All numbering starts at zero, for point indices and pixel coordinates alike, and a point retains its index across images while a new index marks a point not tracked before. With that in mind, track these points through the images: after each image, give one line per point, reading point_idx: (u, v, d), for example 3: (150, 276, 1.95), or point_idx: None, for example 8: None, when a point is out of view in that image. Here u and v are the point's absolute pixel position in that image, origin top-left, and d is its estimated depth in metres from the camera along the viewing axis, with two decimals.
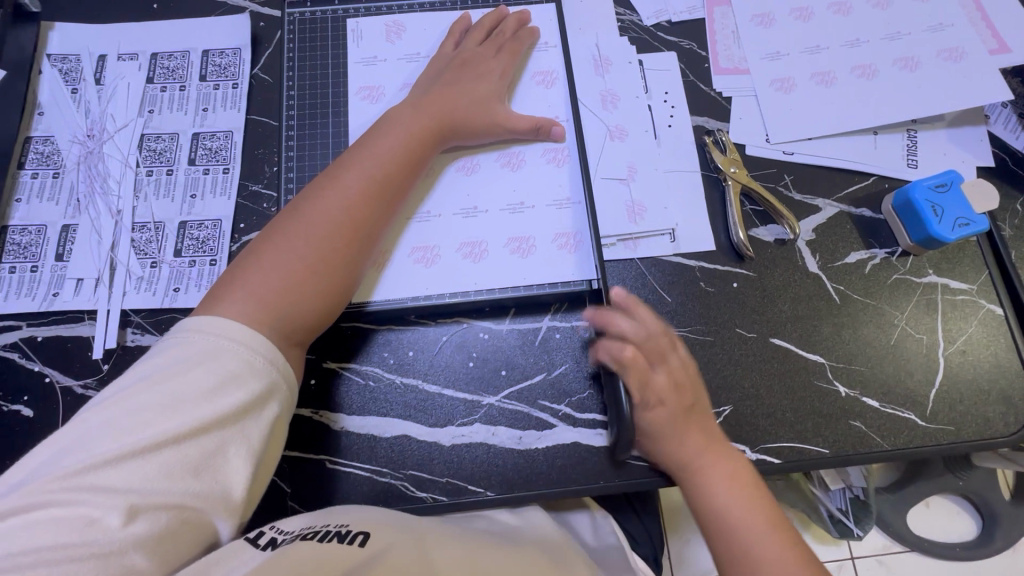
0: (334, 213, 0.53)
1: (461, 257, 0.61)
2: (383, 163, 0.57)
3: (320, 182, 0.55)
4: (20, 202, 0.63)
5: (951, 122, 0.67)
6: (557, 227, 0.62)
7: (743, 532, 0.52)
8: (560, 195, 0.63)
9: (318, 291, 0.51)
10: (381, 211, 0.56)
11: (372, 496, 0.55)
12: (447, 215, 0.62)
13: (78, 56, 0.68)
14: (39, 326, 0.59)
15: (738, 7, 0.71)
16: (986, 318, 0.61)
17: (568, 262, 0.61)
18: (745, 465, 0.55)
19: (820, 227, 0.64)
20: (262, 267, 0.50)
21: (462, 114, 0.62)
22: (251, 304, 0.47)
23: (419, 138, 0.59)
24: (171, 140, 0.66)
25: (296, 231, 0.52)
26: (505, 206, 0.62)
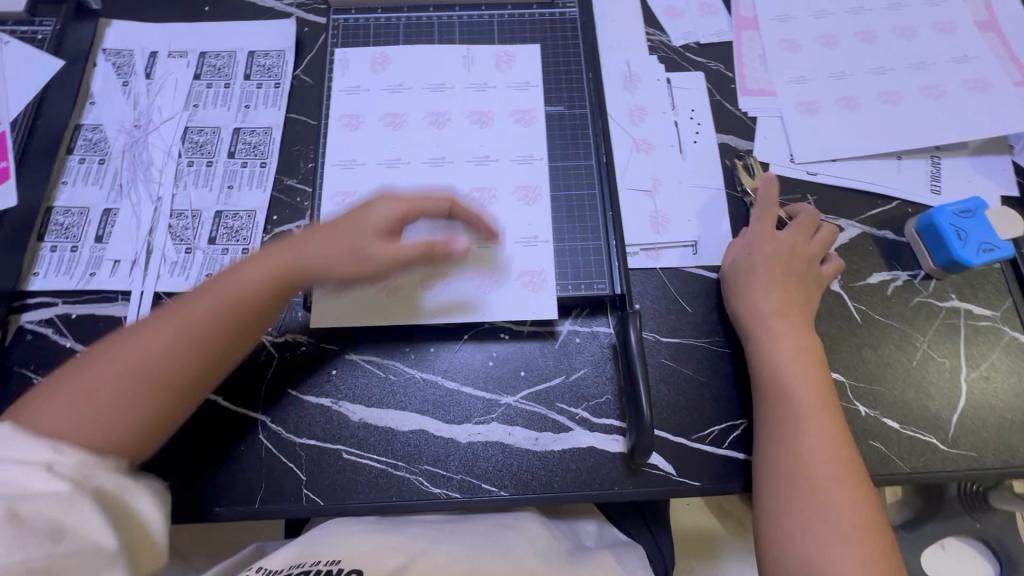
0: (144, 377, 0.48)
1: (421, 289, 0.60)
2: (206, 342, 0.50)
3: (152, 321, 0.51)
4: (65, 185, 0.66)
5: (976, 150, 0.68)
6: (525, 264, 0.61)
7: (802, 427, 0.51)
8: (528, 232, 0.62)
9: (116, 429, 0.47)
10: (205, 385, 0.51)
11: (385, 489, 0.55)
12: (414, 246, 0.62)
13: (132, 52, 0.72)
14: (74, 304, 0.61)
15: (766, 32, 0.73)
16: (1010, 346, 0.60)
17: (530, 302, 0.60)
18: (816, 358, 0.55)
19: (843, 247, 0.64)
20: (63, 400, 0.46)
21: (325, 274, 0.55)
22: (75, 404, 0.46)
23: (267, 299, 0.53)
24: (213, 134, 0.68)
25: (94, 385, 0.47)
26: (472, 240, 0.62)
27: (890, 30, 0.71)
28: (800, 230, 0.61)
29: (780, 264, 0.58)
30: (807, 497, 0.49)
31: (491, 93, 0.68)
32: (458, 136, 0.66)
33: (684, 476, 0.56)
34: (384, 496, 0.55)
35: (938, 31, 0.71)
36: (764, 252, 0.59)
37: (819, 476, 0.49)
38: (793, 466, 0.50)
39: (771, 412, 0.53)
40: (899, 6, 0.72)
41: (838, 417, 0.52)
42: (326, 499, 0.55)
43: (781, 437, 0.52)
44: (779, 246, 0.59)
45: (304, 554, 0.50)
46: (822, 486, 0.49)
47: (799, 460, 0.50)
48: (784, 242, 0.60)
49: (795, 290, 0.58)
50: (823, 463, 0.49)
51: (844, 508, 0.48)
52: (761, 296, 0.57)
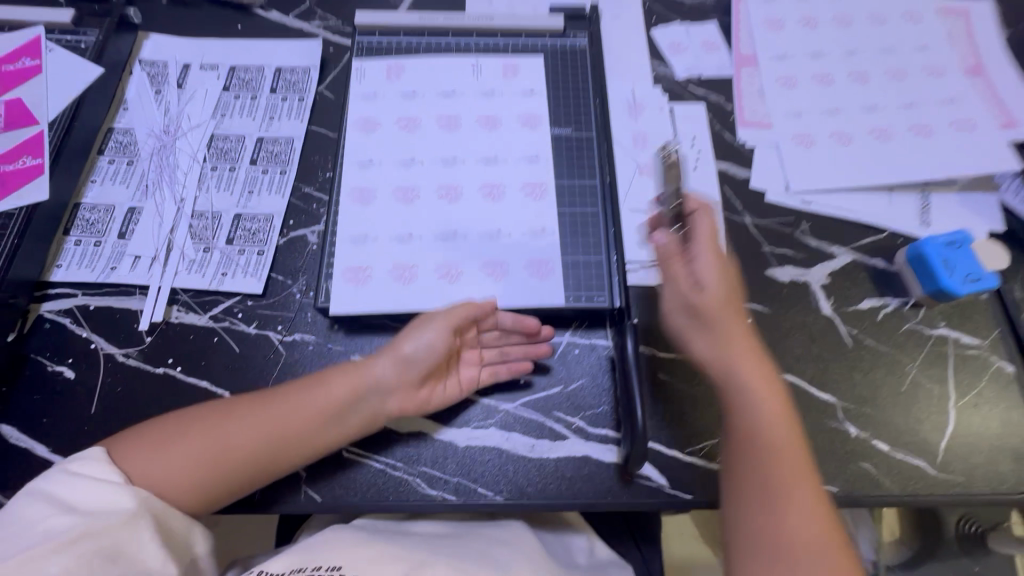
0: (229, 453, 0.51)
1: (436, 277, 0.63)
2: (286, 435, 0.53)
3: (247, 401, 0.55)
4: (94, 183, 0.69)
5: (964, 187, 0.71)
6: (532, 255, 0.64)
7: (781, 490, 0.48)
8: (536, 225, 0.66)
9: (195, 487, 0.51)
10: (277, 464, 0.53)
11: (382, 489, 0.56)
12: (428, 240, 0.65)
13: (166, 63, 0.76)
14: (93, 296, 0.63)
15: (764, 69, 0.77)
16: (997, 375, 0.62)
17: (540, 288, 0.63)
18: (789, 411, 0.52)
19: (835, 273, 0.67)
20: (155, 448, 0.51)
21: (387, 393, 0.56)
22: (185, 470, 0.51)
23: (327, 421, 0.54)
24: (237, 141, 0.72)
25: (187, 448, 0.51)
26: (483, 233, 0.65)
27: (882, 72, 0.75)
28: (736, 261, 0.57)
29: (732, 302, 0.54)
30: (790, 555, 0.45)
31: (499, 98, 0.72)
32: (468, 138, 0.70)
33: (677, 488, 0.57)
34: (382, 496, 0.56)
35: (927, 75, 0.75)
36: (722, 289, 0.54)
37: (802, 545, 0.45)
38: (772, 534, 0.46)
39: (744, 475, 0.49)
40: (891, 50, 0.76)
41: (816, 476, 0.49)
42: (324, 496, 0.56)
43: (759, 501, 0.48)
44: (733, 281, 0.55)
45: (299, 562, 0.48)
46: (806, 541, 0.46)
47: (779, 528, 0.46)
48: (733, 276, 0.56)
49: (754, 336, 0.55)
50: (804, 530, 0.46)
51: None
52: (722, 344, 0.53)
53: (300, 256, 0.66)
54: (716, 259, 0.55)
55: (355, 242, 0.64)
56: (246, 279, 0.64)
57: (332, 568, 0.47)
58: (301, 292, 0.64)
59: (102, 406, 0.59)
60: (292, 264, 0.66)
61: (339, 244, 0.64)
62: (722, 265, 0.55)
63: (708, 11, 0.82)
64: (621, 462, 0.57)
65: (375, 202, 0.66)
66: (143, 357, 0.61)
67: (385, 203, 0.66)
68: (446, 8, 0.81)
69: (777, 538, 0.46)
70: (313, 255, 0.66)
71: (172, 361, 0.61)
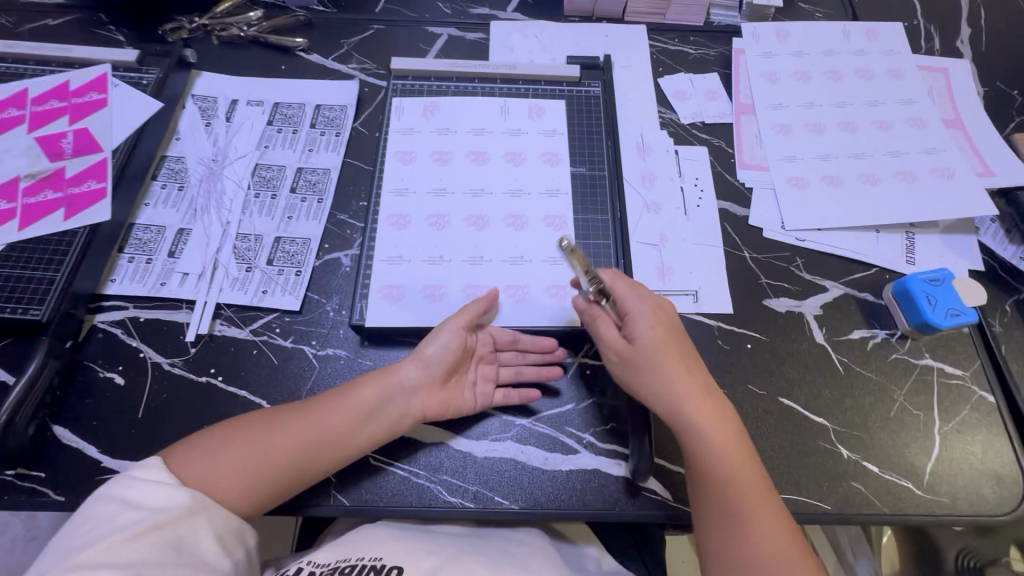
0: (276, 455, 0.56)
1: (463, 295, 0.69)
2: (325, 434, 0.57)
3: (288, 408, 0.59)
4: (147, 206, 0.75)
5: (946, 229, 0.77)
6: (552, 280, 0.70)
7: (746, 520, 0.53)
8: (556, 253, 0.72)
9: (245, 488, 0.54)
10: (319, 462, 0.57)
11: (406, 496, 0.60)
12: (457, 262, 0.71)
13: (216, 99, 0.84)
14: (144, 309, 0.69)
15: (762, 117, 0.84)
16: (979, 403, 0.67)
17: (559, 309, 0.69)
18: (739, 443, 0.57)
19: (827, 305, 0.72)
20: (207, 453, 0.55)
21: (415, 392, 0.61)
22: (231, 473, 0.54)
23: (361, 420, 0.59)
24: (279, 171, 0.79)
25: (237, 451, 0.55)
26: (507, 257, 0.71)
27: (869, 122, 0.82)
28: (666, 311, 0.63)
29: (670, 350, 0.60)
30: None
31: (523, 137, 0.79)
32: (495, 172, 0.77)
33: (680, 502, 0.61)
34: (405, 502, 0.60)
35: (911, 126, 0.82)
36: (656, 341, 0.60)
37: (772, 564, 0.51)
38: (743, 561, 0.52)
39: (711, 511, 0.55)
40: (878, 103, 0.84)
41: (772, 495, 0.55)
42: (352, 501, 0.60)
43: (727, 532, 0.54)
44: (666, 330, 0.61)
45: (344, 554, 0.56)
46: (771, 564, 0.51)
47: (744, 558, 0.52)
48: (666, 325, 0.61)
49: (697, 372, 0.60)
50: (773, 549, 0.52)
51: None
52: (668, 391, 0.58)
53: (334, 277, 0.72)
54: (642, 317, 0.61)
55: (390, 261, 0.70)
56: (285, 297, 0.70)
57: (374, 558, 0.55)
58: (334, 310, 0.70)
59: (148, 410, 0.63)
60: (326, 284, 0.71)
61: (375, 263, 0.70)
62: (653, 321, 0.61)
63: (710, 63, 0.90)
64: (628, 475, 0.61)
65: (410, 225, 0.73)
66: (187, 367, 0.66)
67: (418, 227, 0.73)
68: (472, 55, 0.89)
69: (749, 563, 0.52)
70: (346, 277, 0.72)
71: (214, 371, 0.66)
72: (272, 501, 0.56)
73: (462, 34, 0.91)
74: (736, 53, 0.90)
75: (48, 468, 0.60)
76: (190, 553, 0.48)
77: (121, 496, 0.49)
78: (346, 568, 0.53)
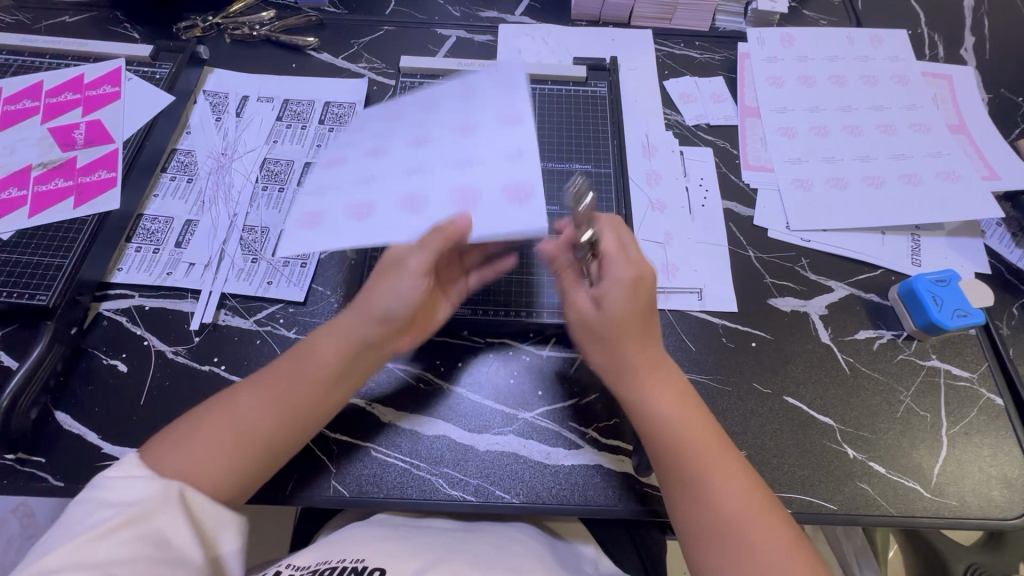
0: (254, 433, 0.53)
1: (399, 211, 0.55)
2: (295, 404, 0.55)
3: (244, 386, 0.56)
4: (156, 197, 0.76)
5: (951, 232, 0.77)
6: (514, 179, 0.57)
7: (711, 477, 0.53)
8: (514, 148, 0.59)
9: (230, 470, 0.52)
10: (301, 428, 0.55)
11: (405, 488, 0.60)
12: (391, 178, 0.57)
13: (227, 94, 0.85)
14: (149, 297, 0.69)
15: (767, 120, 0.85)
16: (987, 406, 0.66)
17: (517, 212, 0.55)
18: (688, 403, 0.57)
19: (832, 305, 0.72)
20: (176, 446, 0.51)
21: (377, 350, 0.58)
22: (208, 458, 0.51)
23: (328, 384, 0.56)
24: (287, 165, 0.79)
25: (203, 442, 0.51)
26: (451, 164, 0.58)
27: (874, 127, 0.83)
28: (646, 270, 0.57)
29: (642, 326, 0.56)
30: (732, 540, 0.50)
31: None
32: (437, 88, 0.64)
33: None
34: (405, 493, 0.59)
35: (915, 130, 0.82)
36: (623, 310, 0.55)
37: (744, 517, 0.51)
38: (712, 516, 0.51)
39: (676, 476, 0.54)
40: (883, 108, 0.84)
41: (730, 450, 0.55)
42: (350, 491, 0.59)
43: (694, 494, 0.53)
44: (641, 294, 0.56)
45: (327, 555, 0.54)
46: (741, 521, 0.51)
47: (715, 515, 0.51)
48: (647, 294, 0.56)
49: (654, 344, 0.58)
50: (740, 508, 0.51)
51: (777, 541, 0.50)
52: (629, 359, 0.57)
53: (339, 269, 0.72)
54: (619, 281, 0.55)
55: (312, 194, 0.57)
56: (290, 288, 0.70)
57: (356, 560, 0.52)
58: (339, 302, 0.70)
59: (150, 398, 0.63)
60: (331, 277, 0.72)
61: (297, 199, 0.57)
62: (633, 287, 0.55)
63: (715, 67, 0.91)
64: (632, 471, 0.61)
65: (340, 157, 0.60)
66: (191, 355, 0.66)
67: (352, 153, 0.60)
68: (481, 56, 0.91)
69: (719, 518, 0.51)
70: (351, 269, 0.72)
71: (217, 360, 0.66)
72: (256, 484, 0.54)
73: (470, 36, 0.93)
74: (741, 57, 0.91)
75: (48, 454, 0.60)
76: (171, 549, 0.45)
77: (102, 491, 0.46)
78: (327, 569, 0.51)
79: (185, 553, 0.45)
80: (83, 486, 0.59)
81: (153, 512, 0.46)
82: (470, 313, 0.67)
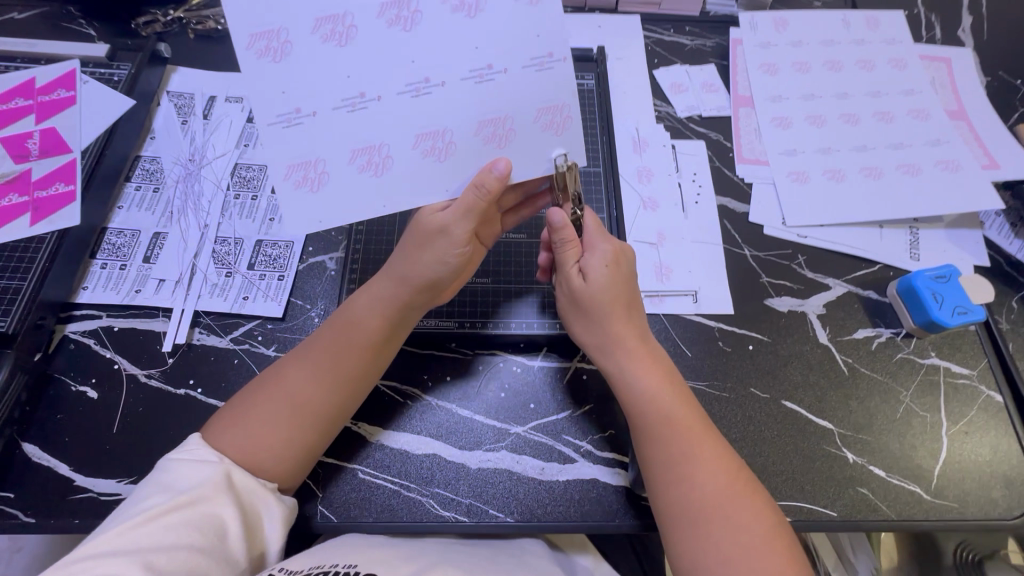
0: (314, 403, 0.54)
1: (418, 155, 0.54)
2: (346, 372, 0.55)
3: (290, 356, 0.56)
4: (121, 209, 0.72)
5: (950, 223, 0.75)
6: (543, 99, 0.54)
7: (693, 454, 0.52)
8: (541, 49, 0.52)
9: (298, 440, 0.53)
10: (359, 390, 0.56)
11: (395, 510, 0.57)
12: (390, 96, 0.52)
13: (193, 95, 0.80)
14: (118, 318, 0.66)
15: (761, 109, 0.81)
16: (987, 404, 0.65)
17: (553, 146, 0.55)
18: (673, 385, 0.56)
19: (830, 303, 0.70)
20: (242, 424, 0.52)
21: (420, 307, 0.58)
22: (277, 431, 0.52)
23: (376, 348, 0.56)
24: (260, 170, 0.75)
25: (265, 415, 0.52)
26: (467, 72, 0.52)
27: (871, 114, 0.80)
28: (622, 256, 0.59)
29: (619, 300, 0.57)
30: (704, 524, 0.49)
31: None
32: None
33: None
34: (396, 517, 0.57)
35: (913, 118, 0.79)
36: (602, 283, 0.57)
37: (720, 502, 0.49)
38: (687, 501, 0.50)
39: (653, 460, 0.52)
40: (879, 94, 0.81)
41: (716, 436, 0.54)
42: (338, 517, 0.57)
43: (676, 473, 0.51)
44: (619, 269, 0.58)
45: (319, 560, 0.49)
46: (719, 507, 0.49)
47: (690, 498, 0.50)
48: (623, 270, 0.59)
49: (635, 317, 0.58)
50: (717, 492, 0.50)
51: (757, 528, 0.48)
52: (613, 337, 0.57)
53: (318, 281, 0.69)
54: (603, 261, 0.57)
55: (286, 123, 0.51)
56: (267, 304, 0.67)
57: (348, 565, 0.48)
58: (319, 316, 0.67)
59: (123, 425, 0.60)
60: (310, 289, 0.68)
61: (260, 130, 0.51)
62: (611, 260, 0.58)
63: (707, 54, 0.87)
64: (628, 485, 0.59)
65: (293, 51, 0.50)
66: (165, 378, 0.63)
67: (307, 46, 0.50)
68: None
69: (694, 502, 0.50)
70: (331, 281, 0.69)
71: (193, 383, 0.63)
72: (321, 450, 0.55)
73: None
74: (733, 43, 0.87)
75: (17, 488, 0.57)
76: (215, 536, 0.45)
77: (157, 480, 0.47)
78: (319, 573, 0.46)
79: (227, 545, 0.45)
80: (55, 522, 0.56)
81: (201, 499, 0.46)
82: (457, 327, 0.66)
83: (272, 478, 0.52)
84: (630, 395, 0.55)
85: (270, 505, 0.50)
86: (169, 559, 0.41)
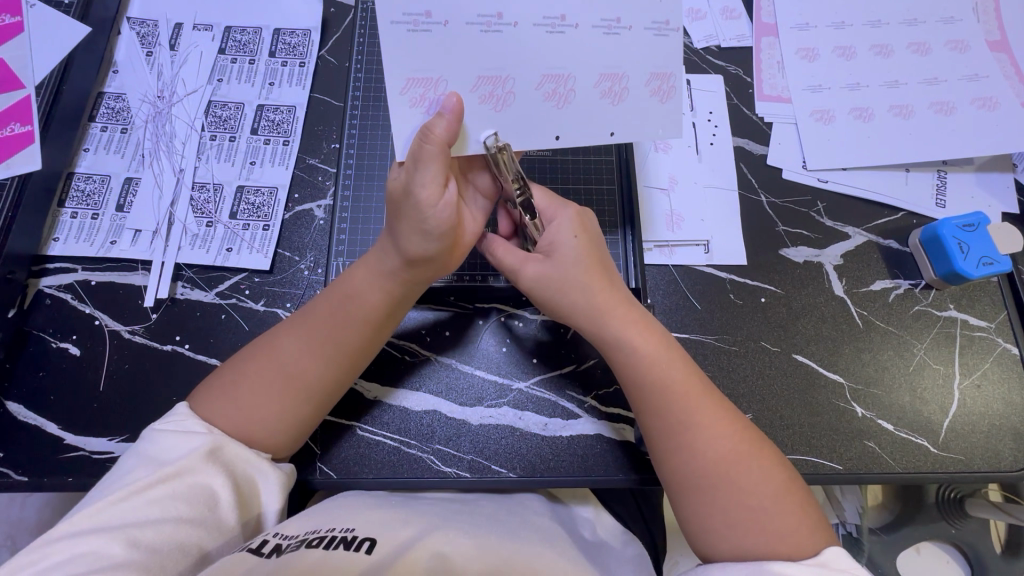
0: (309, 381, 0.51)
1: (475, 100, 0.49)
2: (344, 350, 0.52)
3: (286, 325, 0.53)
4: (88, 152, 0.66)
5: (980, 167, 0.71)
6: (651, 64, 0.51)
7: (693, 421, 0.50)
8: (610, 12, 0.49)
9: (292, 417, 0.50)
10: (351, 371, 0.53)
11: (396, 466, 0.56)
12: (460, 24, 0.47)
13: (156, 22, 0.71)
14: (94, 271, 0.62)
15: (786, 38, 0.74)
16: (1003, 357, 0.63)
17: (608, 116, 0.52)
18: (672, 350, 0.53)
19: (849, 253, 0.66)
20: (234, 397, 0.49)
21: (422, 283, 0.53)
22: (273, 408, 0.50)
23: (376, 326, 0.53)
24: (236, 109, 0.69)
25: (259, 389, 0.50)
26: (541, 19, 0.48)
27: (906, 45, 0.72)
28: (582, 219, 0.56)
29: (594, 264, 0.54)
30: (718, 490, 0.47)
31: None
32: None
33: None
34: (396, 472, 0.56)
35: (952, 49, 0.72)
36: (573, 257, 0.53)
37: (732, 460, 0.48)
38: (700, 465, 0.48)
39: (660, 425, 0.50)
40: (917, 21, 0.73)
41: (723, 403, 0.52)
42: (339, 474, 0.56)
43: (677, 441, 0.49)
44: (588, 234, 0.55)
45: (316, 524, 0.48)
46: (731, 470, 0.48)
47: (705, 464, 0.48)
48: (592, 236, 0.56)
49: (615, 281, 0.55)
50: (731, 458, 0.48)
51: (772, 491, 0.47)
52: (597, 307, 0.53)
53: (306, 232, 0.65)
54: (568, 234, 0.54)
55: (414, 26, 0.46)
56: (252, 256, 0.63)
57: (346, 529, 0.47)
58: (309, 269, 0.63)
59: (109, 383, 0.58)
60: (298, 240, 0.64)
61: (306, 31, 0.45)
62: (579, 231, 0.55)
63: None
64: (634, 441, 0.58)
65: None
66: (149, 335, 0.60)
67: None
68: None
69: (708, 465, 0.48)
70: (320, 231, 0.65)
71: (179, 339, 0.60)
72: (314, 423, 0.53)
73: None
74: None
75: (6, 447, 0.55)
76: (201, 507, 0.43)
77: (142, 452, 0.46)
78: (316, 539, 0.45)
79: (216, 514, 0.44)
80: (48, 480, 0.55)
81: (186, 471, 0.44)
82: (455, 280, 0.63)
83: (264, 450, 0.50)
84: (633, 365, 0.52)
85: (265, 472, 0.49)
86: (155, 534, 0.41)
